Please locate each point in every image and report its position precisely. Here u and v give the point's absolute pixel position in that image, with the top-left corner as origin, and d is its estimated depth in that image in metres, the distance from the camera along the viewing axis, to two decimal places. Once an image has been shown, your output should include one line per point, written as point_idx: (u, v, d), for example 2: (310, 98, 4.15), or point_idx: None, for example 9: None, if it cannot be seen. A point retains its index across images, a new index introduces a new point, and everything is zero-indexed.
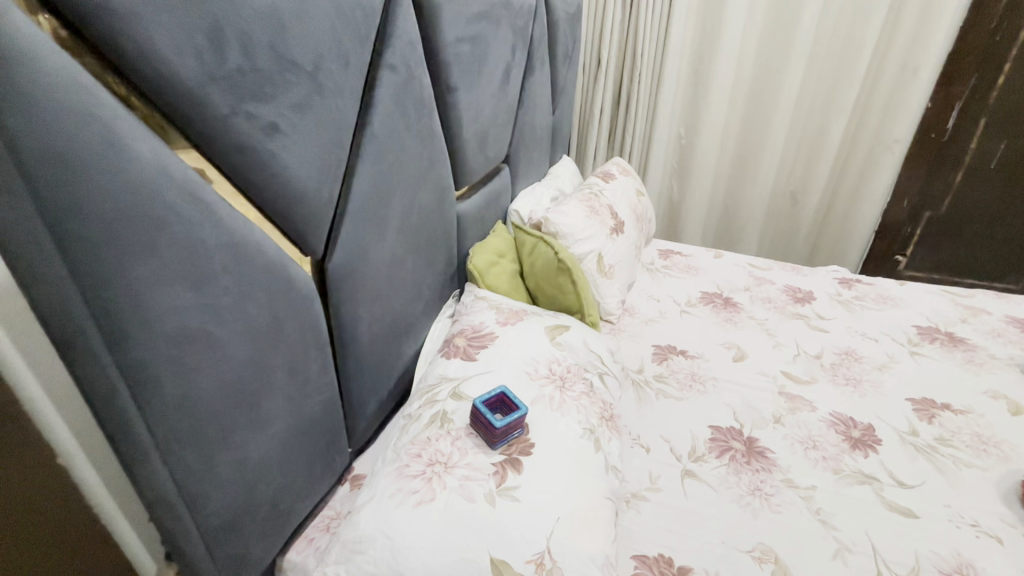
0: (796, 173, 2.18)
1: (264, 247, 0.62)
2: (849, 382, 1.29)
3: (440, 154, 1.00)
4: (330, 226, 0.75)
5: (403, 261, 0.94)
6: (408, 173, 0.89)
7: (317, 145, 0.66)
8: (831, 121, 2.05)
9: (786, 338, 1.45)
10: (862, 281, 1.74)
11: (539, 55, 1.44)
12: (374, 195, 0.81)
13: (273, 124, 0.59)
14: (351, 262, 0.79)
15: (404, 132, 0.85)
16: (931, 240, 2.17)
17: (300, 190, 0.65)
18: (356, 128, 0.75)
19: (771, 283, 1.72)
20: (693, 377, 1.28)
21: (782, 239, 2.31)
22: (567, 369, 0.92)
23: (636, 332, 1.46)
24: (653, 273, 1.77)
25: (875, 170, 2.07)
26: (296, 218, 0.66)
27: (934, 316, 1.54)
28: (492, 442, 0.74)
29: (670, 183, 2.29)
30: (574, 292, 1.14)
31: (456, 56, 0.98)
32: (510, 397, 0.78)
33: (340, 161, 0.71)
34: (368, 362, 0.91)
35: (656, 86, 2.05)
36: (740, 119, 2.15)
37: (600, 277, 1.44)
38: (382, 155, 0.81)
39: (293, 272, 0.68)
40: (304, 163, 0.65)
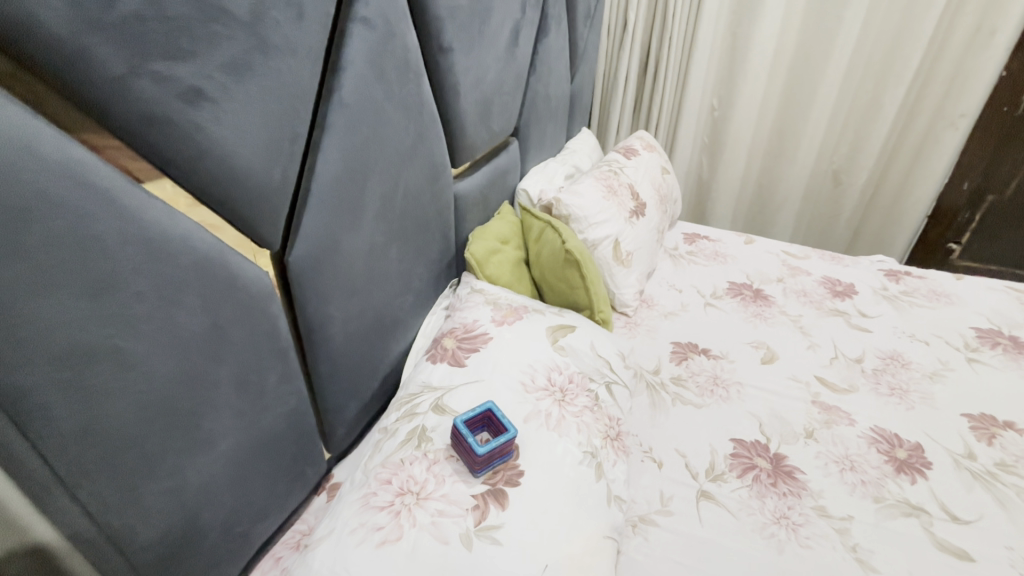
0: (841, 150, 1.98)
1: (197, 241, 0.52)
2: (895, 393, 1.14)
3: (431, 127, 0.87)
4: (289, 213, 0.64)
5: (386, 251, 0.83)
6: (389, 150, 0.77)
7: (262, 115, 0.55)
8: (886, 92, 1.82)
9: (823, 338, 1.30)
10: (911, 273, 1.56)
11: (555, 13, 1.28)
12: (345, 176, 0.69)
13: (196, 88, 0.47)
14: (318, 254, 0.68)
15: (384, 100, 0.73)
16: (991, 227, 1.95)
17: (242, 171, 0.54)
18: (319, 95, 0.63)
19: (807, 274, 1.56)
20: (715, 382, 1.15)
21: (822, 222, 2.11)
22: (569, 379, 0.80)
23: (654, 326, 1.33)
24: (676, 260, 1.62)
25: (935, 148, 1.85)
26: (240, 204, 0.56)
27: (996, 317, 1.37)
28: (474, 469, 0.64)
29: (699, 160, 2.11)
30: (584, 286, 1.01)
31: (451, 10, 0.84)
32: (498, 416, 0.68)
33: (296, 135, 0.60)
34: (344, 364, 0.81)
35: (689, 50, 1.86)
36: (782, 90, 1.94)
37: (616, 265, 1.31)
38: (355, 128, 0.69)
39: (238, 268, 0.57)
40: (244, 137, 0.53)
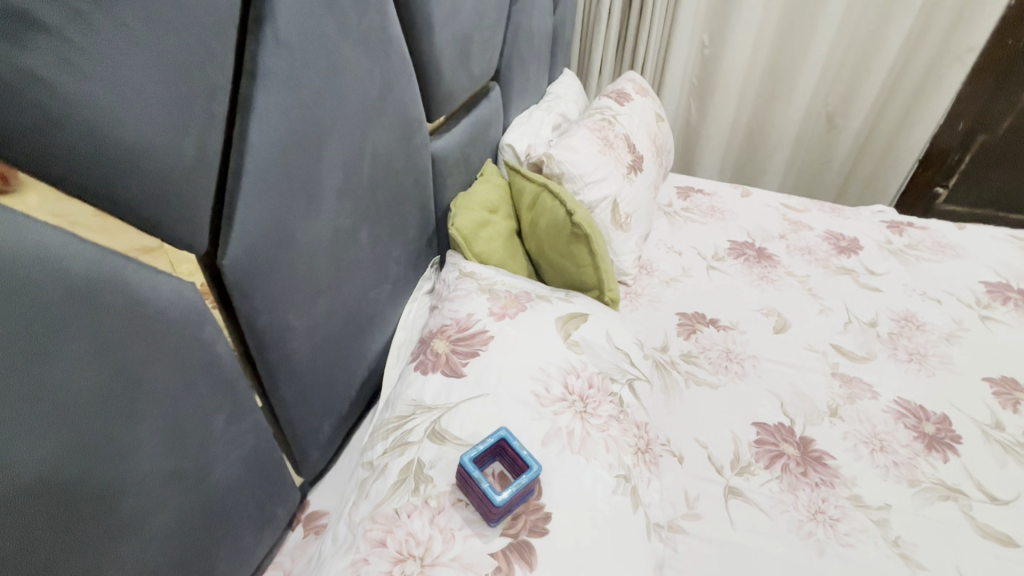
0: (837, 91, 1.85)
1: (67, 258, 0.34)
2: (913, 358, 1.07)
3: (402, 72, 0.67)
4: (218, 203, 0.46)
5: (354, 236, 0.66)
6: (350, 104, 0.58)
7: (154, 59, 0.36)
8: (890, 24, 1.68)
9: (834, 300, 1.21)
10: (914, 224, 1.48)
11: None
12: (293, 144, 0.51)
13: (23, 13, 0.29)
14: (262, 253, 0.51)
15: (338, 38, 0.54)
16: (981, 170, 1.89)
17: (132, 146, 0.36)
18: (244, 30, 0.44)
19: (810, 229, 1.46)
20: (728, 356, 1.06)
21: (813, 168, 2.01)
22: (590, 383, 0.67)
23: (657, 296, 1.21)
24: (672, 217, 1.49)
25: (936, 87, 1.74)
26: (136, 196, 0.37)
27: (1003, 269, 1.31)
28: (490, 519, 0.51)
29: (687, 104, 1.95)
30: (591, 263, 0.87)
31: None
32: (514, 447, 0.55)
33: (213, 89, 0.41)
34: (311, 380, 0.65)
35: None
36: (778, 23, 1.77)
37: (614, 229, 1.16)
38: (300, 76, 0.49)
39: (143, 292, 0.39)
40: (127, 94, 0.35)
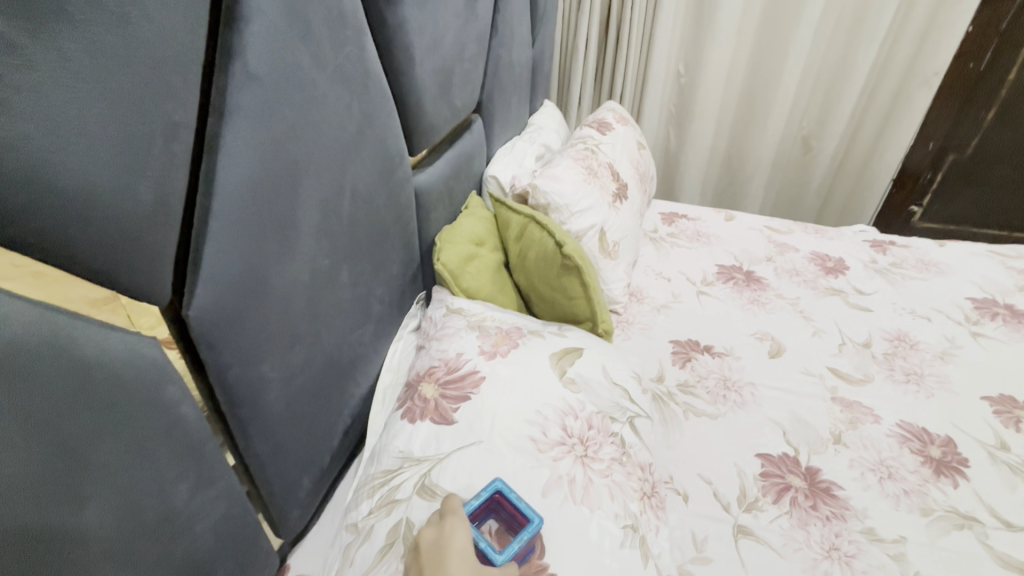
0: (811, 115, 1.89)
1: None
2: (910, 379, 1.06)
3: (382, 106, 0.65)
4: (183, 250, 0.42)
5: (334, 276, 0.62)
6: (327, 139, 0.55)
7: (104, 97, 0.33)
8: (856, 52, 1.74)
9: (826, 322, 1.20)
10: (896, 243, 1.50)
11: None
12: (264, 184, 0.47)
13: None
14: (232, 300, 0.47)
15: (314, 72, 0.51)
16: (953, 188, 1.94)
17: (80, 193, 0.32)
18: (210, 65, 0.41)
19: (795, 251, 1.46)
20: (726, 385, 1.03)
21: (791, 191, 2.04)
22: (589, 424, 0.63)
23: (649, 324, 1.18)
24: (658, 243, 1.49)
25: (904, 110, 1.79)
26: (84, 247, 0.34)
27: (986, 284, 1.33)
28: None
29: (666, 132, 1.98)
30: (583, 295, 0.84)
31: None
32: (511, 500, 0.52)
33: (174, 127, 0.38)
34: (288, 433, 0.60)
35: (653, 11, 1.69)
36: (749, 52, 1.82)
37: (603, 258, 1.15)
38: (272, 112, 0.46)
39: (90, 354, 0.35)
40: (72, 136, 0.31)
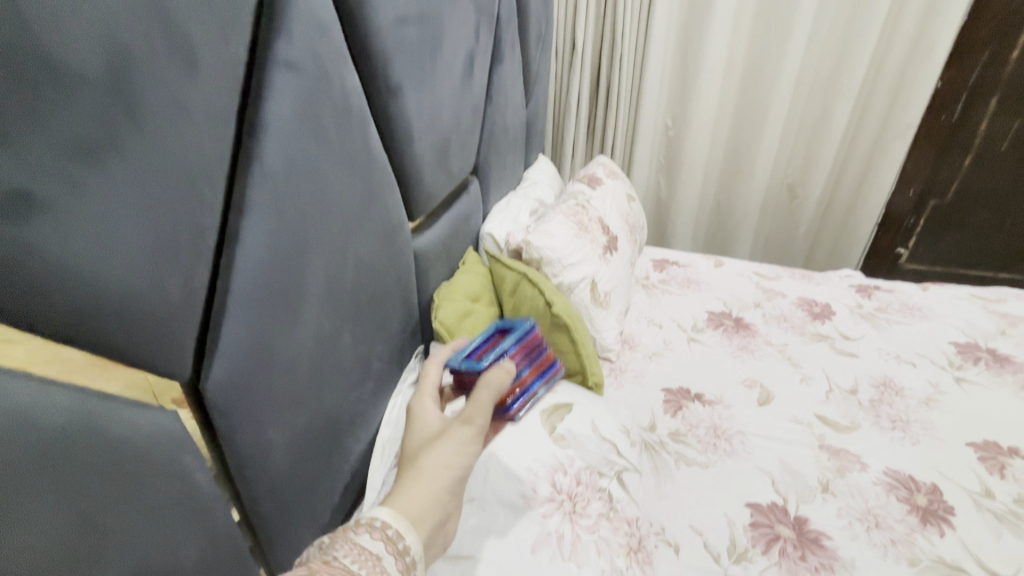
0: (795, 164, 1.98)
1: (41, 410, 0.34)
2: (897, 426, 1.08)
3: (386, 182, 0.70)
4: (204, 333, 0.47)
5: (338, 341, 0.66)
6: (337, 219, 0.60)
7: (143, 209, 0.37)
8: (835, 106, 1.83)
9: (814, 368, 1.24)
10: (881, 288, 1.54)
11: (510, 37, 1.14)
12: (277, 266, 0.52)
13: (22, 191, 0.30)
14: (244, 373, 0.51)
15: (325, 162, 0.56)
16: (935, 231, 2.00)
17: (117, 294, 0.37)
18: (232, 169, 0.46)
19: (783, 296, 1.51)
20: (716, 433, 1.05)
21: (780, 235, 2.11)
22: (577, 480, 0.67)
23: (640, 372, 1.22)
24: (650, 290, 1.54)
25: (884, 160, 1.87)
26: (119, 338, 0.38)
27: (970, 329, 1.36)
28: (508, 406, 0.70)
29: (656, 180, 2.06)
30: (574, 350, 0.89)
31: (400, 43, 0.67)
32: (504, 332, 0.78)
33: (200, 228, 0.42)
34: (291, 491, 0.63)
35: (640, 71, 1.80)
36: (733, 107, 1.93)
37: (595, 308, 1.19)
38: (287, 203, 0.51)
39: (115, 430, 0.39)
40: (114, 247, 0.36)
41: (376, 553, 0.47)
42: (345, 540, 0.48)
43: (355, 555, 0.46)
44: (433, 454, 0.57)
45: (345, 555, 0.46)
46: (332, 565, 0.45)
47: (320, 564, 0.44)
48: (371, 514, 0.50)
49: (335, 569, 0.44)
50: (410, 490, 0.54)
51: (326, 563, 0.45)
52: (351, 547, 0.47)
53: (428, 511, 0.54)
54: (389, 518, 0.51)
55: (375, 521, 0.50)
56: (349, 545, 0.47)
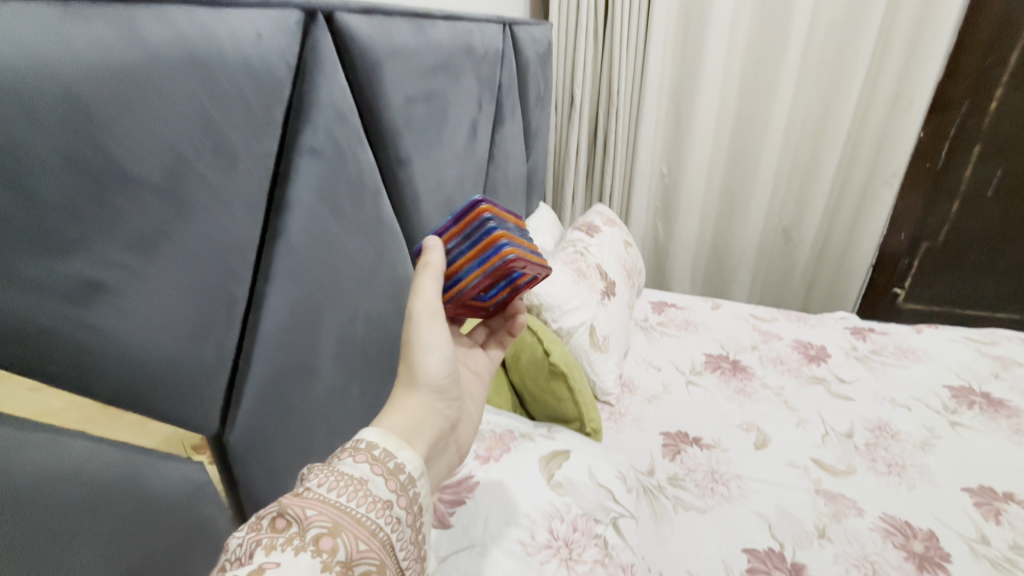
0: (787, 209, 2.05)
1: (95, 466, 0.38)
2: (893, 471, 1.10)
3: (395, 243, 0.76)
4: (228, 387, 0.51)
5: (349, 393, 0.70)
6: (351, 281, 0.66)
7: (186, 287, 0.43)
8: (823, 154, 1.91)
9: (810, 412, 1.26)
10: (875, 330, 1.58)
11: (510, 101, 1.22)
12: (296, 327, 0.57)
13: (94, 280, 0.36)
14: (263, 427, 0.55)
15: (341, 231, 0.62)
16: (930, 272, 2.05)
17: (160, 362, 0.42)
18: (260, 244, 0.52)
19: (779, 339, 1.55)
20: (714, 477, 1.07)
21: (777, 276, 2.16)
22: (573, 527, 0.69)
23: (640, 415, 1.24)
24: (648, 333, 1.58)
25: (873, 205, 1.93)
26: (160, 401, 0.43)
27: (964, 372, 1.39)
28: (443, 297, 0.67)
29: (654, 224, 2.14)
30: (572, 398, 0.93)
31: (409, 120, 0.74)
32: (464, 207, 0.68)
33: (232, 299, 0.48)
34: None
35: (636, 123, 1.90)
36: (726, 156, 2.02)
37: (594, 352, 1.23)
38: (307, 270, 0.57)
39: (154, 484, 0.43)
40: (162, 322, 0.41)
41: (359, 478, 0.45)
42: (323, 469, 0.45)
43: (332, 481, 0.44)
44: (417, 359, 0.58)
45: (317, 484, 0.43)
46: (304, 499, 0.42)
47: (290, 499, 0.42)
48: (357, 437, 0.49)
49: (307, 503, 0.41)
50: (395, 414, 0.54)
51: (297, 497, 0.42)
52: (326, 474, 0.44)
53: (415, 427, 0.54)
54: (373, 437, 0.49)
55: (360, 444, 0.48)
56: (321, 472, 0.45)
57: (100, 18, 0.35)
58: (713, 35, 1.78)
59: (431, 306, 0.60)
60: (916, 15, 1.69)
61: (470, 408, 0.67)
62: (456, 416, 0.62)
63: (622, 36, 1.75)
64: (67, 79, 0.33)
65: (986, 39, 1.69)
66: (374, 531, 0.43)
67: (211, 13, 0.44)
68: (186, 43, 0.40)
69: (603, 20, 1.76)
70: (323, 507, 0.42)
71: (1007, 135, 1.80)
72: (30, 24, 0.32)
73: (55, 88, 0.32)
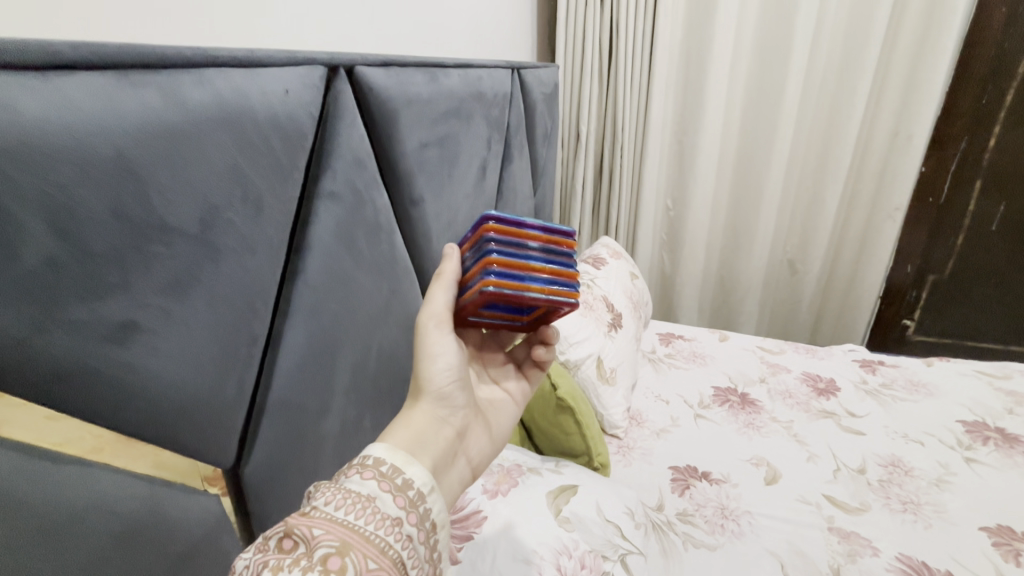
0: (792, 241, 2.07)
1: (120, 498, 0.40)
2: (907, 509, 1.08)
3: (407, 279, 0.79)
4: (245, 421, 0.52)
5: (360, 426, 0.70)
6: (365, 317, 0.68)
7: (213, 327, 0.45)
8: (826, 189, 1.94)
9: (820, 447, 1.25)
10: (885, 363, 1.57)
11: (518, 140, 1.27)
12: (312, 362, 0.59)
13: (131, 322, 0.38)
14: (278, 460, 0.56)
15: (356, 269, 0.65)
16: (938, 305, 2.04)
17: (187, 398, 0.44)
18: (281, 283, 0.55)
19: (787, 372, 1.54)
20: (723, 514, 1.06)
21: (785, 307, 2.16)
22: (581, 564, 0.70)
23: (649, 449, 1.23)
24: (656, 364, 1.58)
25: (877, 238, 1.95)
26: (184, 436, 0.45)
27: (977, 407, 1.37)
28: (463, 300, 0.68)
29: (660, 255, 2.16)
30: (579, 431, 0.94)
31: (422, 163, 0.78)
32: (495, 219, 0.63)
33: (254, 336, 0.50)
34: None
35: (640, 159, 1.95)
36: (730, 190, 2.06)
37: (601, 385, 1.24)
38: (323, 308, 0.60)
39: (175, 515, 0.45)
40: (190, 360, 0.43)
41: (367, 494, 0.45)
42: (330, 487, 0.45)
43: (338, 499, 0.44)
44: (423, 369, 0.59)
45: (323, 502, 0.44)
46: (310, 518, 0.42)
47: (296, 519, 0.42)
48: (364, 452, 0.49)
49: (314, 522, 0.42)
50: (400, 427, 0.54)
51: (303, 517, 0.43)
52: (332, 492, 0.45)
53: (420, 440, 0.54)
54: (380, 452, 0.49)
55: (367, 460, 0.48)
56: (327, 489, 0.45)
57: (147, 85, 0.39)
58: (714, 76, 1.85)
59: (437, 314, 0.62)
60: (911, 56, 1.74)
61: (482, 423, 0.66)
62: (463, 426, 0.61)
63: (625, 77, 1.82)
64: (118, 140, 0.37)
65: (981, 78, 1.74)
66: (383, 549, 0.43)
67: (243, 74, 0.48)
68: (221, 103, 0.45)
69: (607, 62, 1.83)
70: (329, 526, 0.42)
71: (1007, 170, 1.83)
72: (90, 96, 0.36)
73: (107, 149, 0.36)
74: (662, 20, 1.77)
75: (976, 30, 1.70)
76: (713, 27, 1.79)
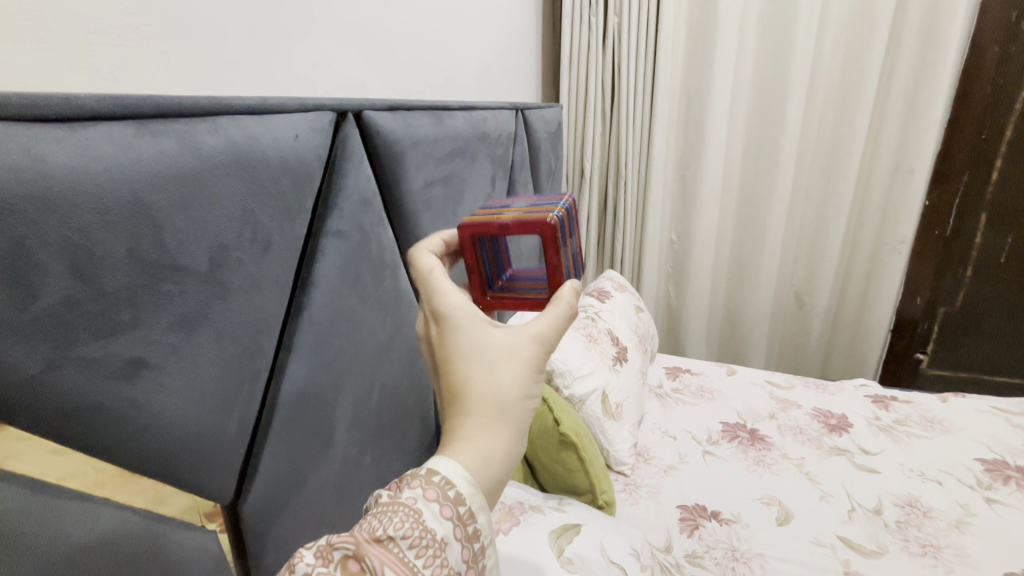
0: (798, 274, 2.07)
1: (119, 533, 0.40)
2: (928, 552, 1.04)
3: (410, 314, 0.80)
4: (247, 454, 0.53)
5: (360, 462, 0.70)
6: (368, 351, 0.69)
7: (218, 361, 0.47)
8: (830, 223, 1.95)
9: (833, 485, 1.21)
10: (898, 399, 1.54)
11: (522, 177, 1.30)
12: (314, 397, 0.59)
13: (139, 359, 0.40)
14: (276, 497, 0.56)
15: (359, 304, 0.66)
16: (951, 337, 2.01)
17: (190, 433, 0.45)
18: (285, 318, 0.56)
19: (797, 407, 1.51)
20: (735, 556, 1.03)
21: (794, 340, 2.14)
22: None
23: (656, 487, 1.20)
24: (663, 399, 1.56)
25: (884, 271, 1.94)
26: (184, 470, 0.45)
27: (996, 445, 1.33)
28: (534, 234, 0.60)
29: (666, 288, 2.17)
30: (583, 469, 0.93)
31: (427, 201, 0.81)
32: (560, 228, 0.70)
33: (257, 372, 0.51)
34: None
35: (644, 193, 1.98)
36: (734, 224, 2.07)
37: (607, 419, 1.22)
38: (326, 342, 0.61)
39: (174, 553, 0.44)
40: (194, 396, 0.44)
41: (440, 538, 0.40)
42: (408, 512, 0.39)
43: (415, 537, 0.39)
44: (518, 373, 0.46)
45: (401, 536, 0.38)
46: (384, 551, 0.38)
47: (369, 545, 0.38)
48: (443, 476, 0.41)
49: (386, 559, 0.38)
50: (486, 440, 0.44)
51: (378, 545, 0.38)
52: (410, 525, 0.39)
53: (513, 451, 0.45)
54: (465, 488, 0.41)
55: (448, 492, 0.41)
56: (408, 518, 0.39)
57: (166, 133, 0.42)
58: (715, 114, 1.90)
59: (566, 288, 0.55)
60: (908, 92, 1.78)
61: None
62: None
63: (626, 116, 1.87)
64: (138, 186, 0.39)
65: (979, 113, 1.76)
66: None
67: (257, 121, 0.51)
68: (236, 149, 0.47)
69: (609, 101, 1.89)
70: (399, 569, 0.38)
71: (1012, 203, 1.82)
72: (113, 146, 0.38)
73: (128, 195, 0.38)
74: (661, 60, 1.83)
75: (969, 68, 1.74)
76: (712, 68, 1.85)
